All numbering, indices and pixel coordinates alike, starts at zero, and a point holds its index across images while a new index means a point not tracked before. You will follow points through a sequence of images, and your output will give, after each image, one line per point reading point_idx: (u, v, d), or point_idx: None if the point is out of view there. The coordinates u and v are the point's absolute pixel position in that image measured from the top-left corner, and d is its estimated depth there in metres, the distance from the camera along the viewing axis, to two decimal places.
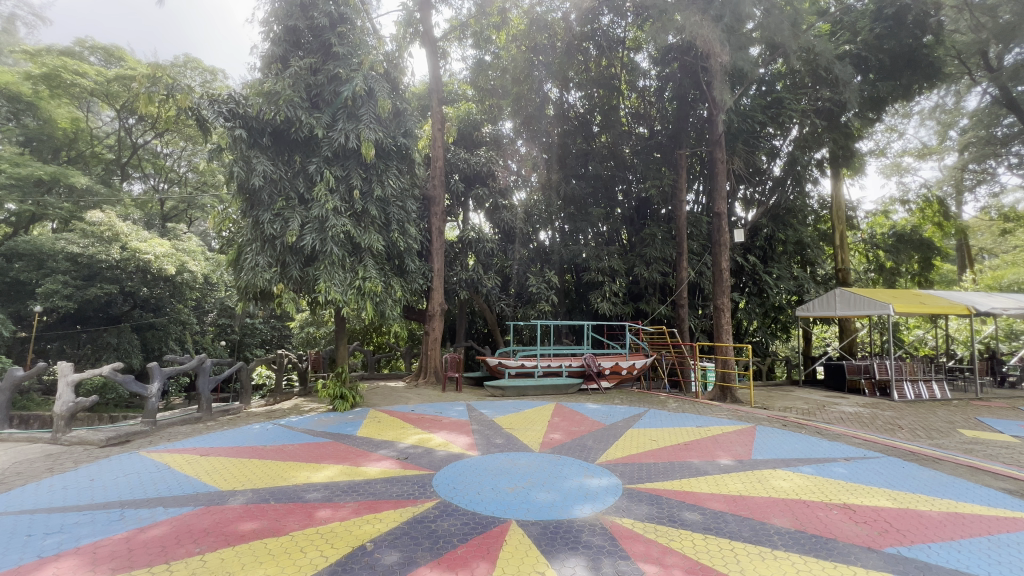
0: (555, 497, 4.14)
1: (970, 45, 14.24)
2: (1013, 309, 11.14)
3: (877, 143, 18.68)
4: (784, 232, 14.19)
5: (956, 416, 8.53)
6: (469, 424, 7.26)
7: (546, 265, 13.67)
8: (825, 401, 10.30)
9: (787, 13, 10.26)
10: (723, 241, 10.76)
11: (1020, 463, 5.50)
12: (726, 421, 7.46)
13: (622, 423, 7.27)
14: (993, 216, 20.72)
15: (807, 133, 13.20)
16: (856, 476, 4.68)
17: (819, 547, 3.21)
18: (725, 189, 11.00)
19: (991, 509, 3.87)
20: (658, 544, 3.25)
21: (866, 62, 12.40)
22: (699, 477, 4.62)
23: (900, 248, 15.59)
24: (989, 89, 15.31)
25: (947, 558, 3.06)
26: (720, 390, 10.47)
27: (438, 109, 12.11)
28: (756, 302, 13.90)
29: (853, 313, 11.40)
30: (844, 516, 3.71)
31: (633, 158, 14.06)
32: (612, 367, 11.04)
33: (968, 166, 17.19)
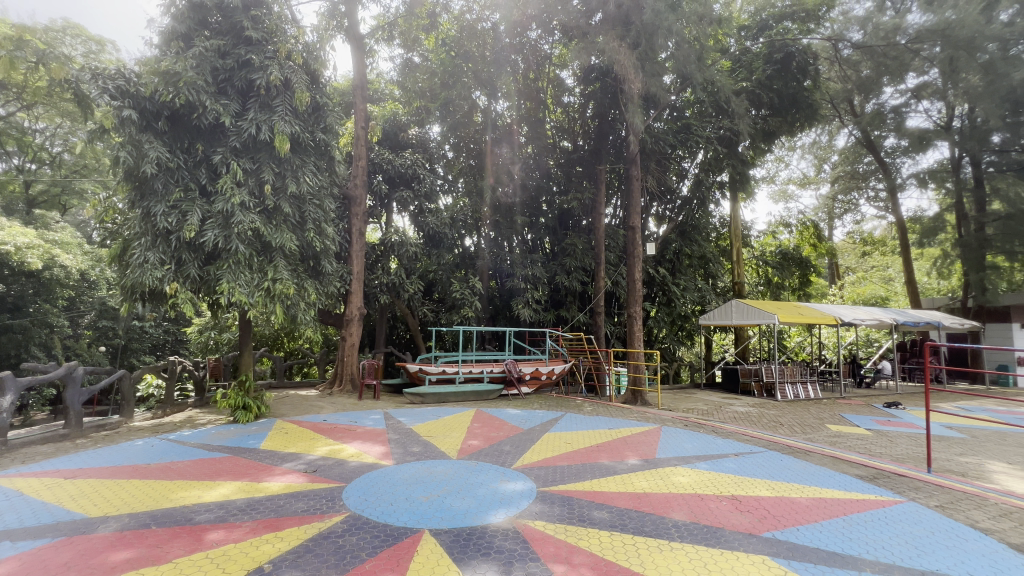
0: (471, 503, 4.14)
1: (840, 93, 16.57)
2: (869, 320, 13.06)
3: (768, 170, 21.08)
4: (690, 247, 15.46)
5: (825, 413, 9.78)
6: (385, 432, 7.03)
7: (470, 270, 13.69)
8: (721, 402, 11.31)
9: (696, 47, 11.18)
10: (636, 253, 11.46)
11: (872, 452, 6.45)
12: (636, 423, 7.93)
13: (539, 428, 7.43)
14: (856, 239, 24.21)
15: (711, 158, 14.48)
16: (743, 470, 5.19)
17: (708, 536, 3.52)
18: (639, 205, 11.75)
19: (848, 493, 4.49)
20: (567, 544, 3.37)
21: (760, 98, 13.97)
22: (608, 477, 4.86)
23: (785, 265, 17.65)
24: (854, 132, 17.93)
25: (811, 538, 3.49)
26: (631, 394, 11.09)
27: (363, 108, 11.73)
28: (664, 311, 14.92)
29: (746, 322, 12.64)
30: (732, 506, 4.10)
31: (556, 169, 14.57)
32: (532, 372, 11.27)
33: (838, 196, 19.92)
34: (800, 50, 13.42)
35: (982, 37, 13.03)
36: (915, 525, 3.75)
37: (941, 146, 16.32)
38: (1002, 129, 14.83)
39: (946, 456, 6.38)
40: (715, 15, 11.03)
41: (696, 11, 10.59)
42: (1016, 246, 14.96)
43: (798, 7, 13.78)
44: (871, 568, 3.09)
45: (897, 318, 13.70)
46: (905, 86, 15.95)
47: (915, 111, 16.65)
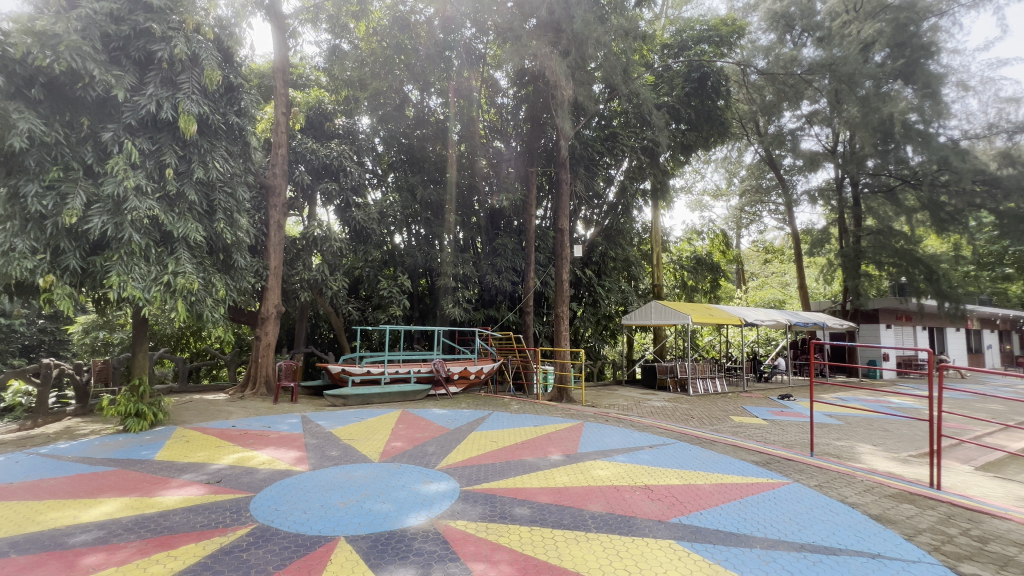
0: (390, 507, 4.03)
1: (748, 113, 18.17)
2: (767, 321, 14.50)
3: (686, 181, 22.67)
4: (615, 251, 16.19)
5: (730, 405, 10.70)
6: (301, 437, 6.64)
7: (400, 267, 13.36)
8: (641, 397, 11.99)
9: (622, 60, 11.75)
10: (564, 255, 11.79)
11: (766, 440, 7.14)
12: (560, 419, 8.16)
13: (465, 427, 7.42)
14: (759, 247, 26.80)
15: (635, 166, 15.35)
16: (656, 461, 5.53)
17: (622, 525, 3.70)
18: (568, 208, 12.12)
19: (745, 478, 4.94)
20: (488, 542, 3.39)
21: (679, 113, 15.05)
22: (531, 473, 4.96)
23: (698, 269, 19.13)
24: (758, 150, 19.83)
25: (712, 521, 3.79)
26: (558, 391, 11.40)
27: (284, 92, 11.00)
28: (590, 311, 15.54)
29: (664, 322, 13.45)
30: (645, 495, 4.35)
31: (489, 169, 14.58)
32: (461, 372, 11.22)
33: (744, 208, 21.89)
34: (713, 72, 14.62)
35: (859, 74, 14.78)
36: (798, 503, 4.21)
37: (829, 167, 18.46)
38: (874, 156, 17.09)
39: (825, 441, 7.22)
40: (639, 31, 11.65)
41: (622, 26, 11.14)
42: (884, 257, 17.26)
43: (714, 32, 14.83)
44: (760, 544, 3.41)
45: (791, 318, 15.29)
46: (801, 112, 17.87)
47: (808, 135, 18.72)
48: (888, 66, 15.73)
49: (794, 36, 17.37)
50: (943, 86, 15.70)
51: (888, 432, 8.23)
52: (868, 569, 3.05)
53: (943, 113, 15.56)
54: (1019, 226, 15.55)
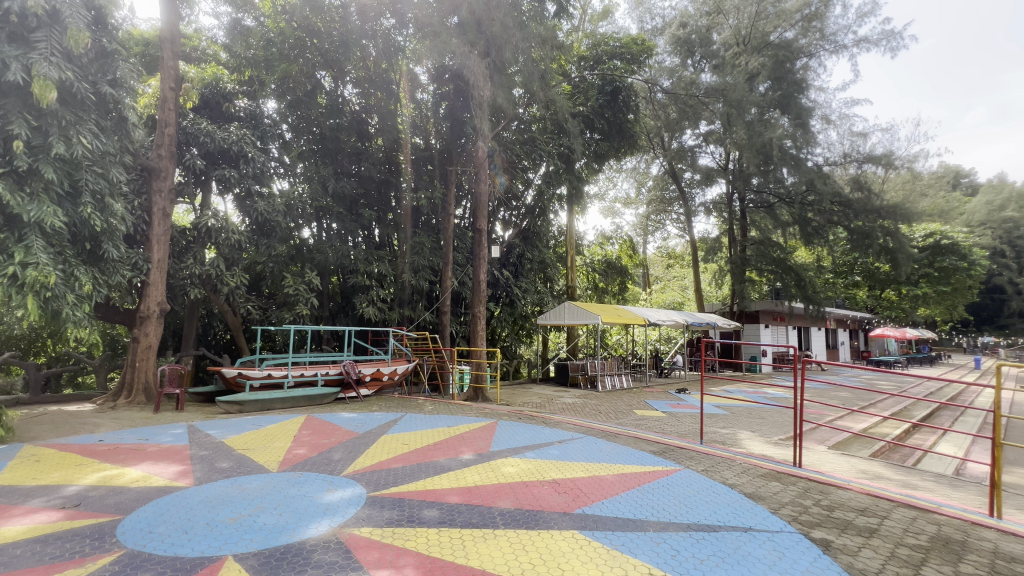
0: (288, 519, 3.77)
1: (654, 129, 19.52)
2: (667, 321, 15.71)
3: (600, 188, 23.90)
4: (531, 252, 16.60)
5: (634, 400, 11.44)
6: (186, 449, 5.98)
7: (308, 264, 12.56)
8: (553, 395, 12.40)
9: (541, 67, 12.11)
10: (482, 256, 11.83)
11: (664, 431, 7.73)
12: (474, 419, 8.18)
13: (375, 431, 7.15)
14: (663, 253, 29.04)
15: (551, 172, 15.88)
16: (563, 455, 5.75)
17: (528, 519, 3.80)
18: (486, 209, 12.20)
19: (643, 467, 5.32)
20: (393, 547, 3.29)
21: (593, 123, 15.85)
22: (442, 475, 4.92)
23: (608, 272, 20.28)
24: (663, 163, 21.47)
25: (612, 509, 4.03)
26: (473, 391, 11.42)
27: (172, 64, 9.82)
28: (507, 311, 15.83)
29: (576, 322, 14.04)
30: (552, 489, 4.51)
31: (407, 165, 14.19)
32: (373, 373, 10.78)
33: (650, 216, 23.58)
34: (624, 87, 15.58)
35: (746, 101, 16.56)
36: (687, 487, 4.61)
37: (721, 183, 20.51)
38: (757, 175, 19.33)
39: (713, 429, 7.99)
40: (557, 42, 12.05)
41: (540, 34, 11.48)
42: (764, 265, 19.55)
43: (625, 49, 15.64)
44: (653, 527, 3.69)
45: (688, 319, 16.71)
46: (699, 131, 19.68)
47: (704, 152, 20.65)
48: (769, 96, 17.80)
49: (694, 61, 19.03)
50: (811, 117, 18.17)
51: (763, 419, 9.30)
52: (741, 541, 3.43)
53: (810, 141, 18.00)
54: (865, 241, 18.42)
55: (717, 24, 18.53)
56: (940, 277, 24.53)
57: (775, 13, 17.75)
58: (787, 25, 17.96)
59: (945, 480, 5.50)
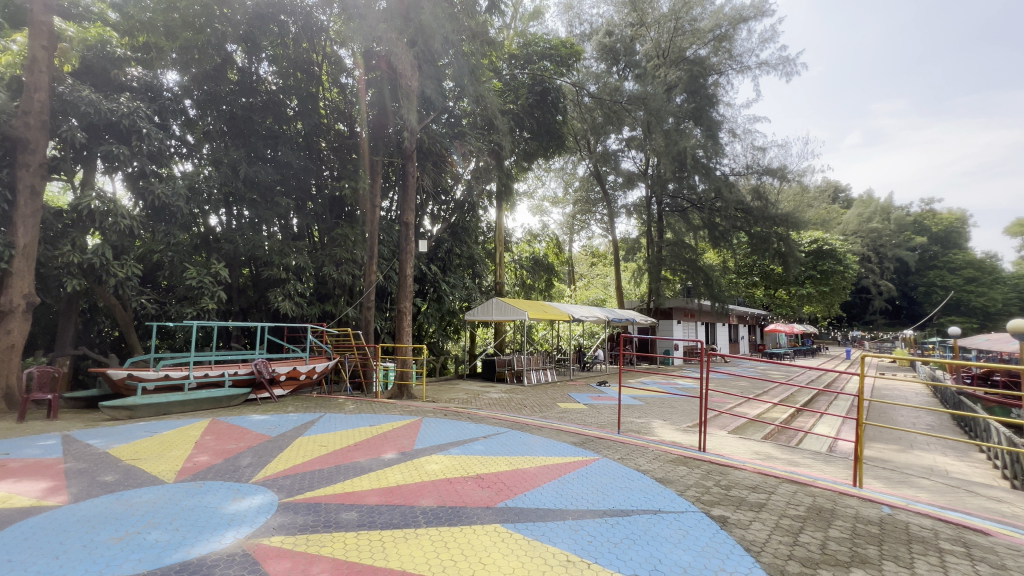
0: (185, 533, 3.44)
1: (581, 131, 20.17)
2: (590, 317, 16.35)
3: (528, 186, 24.30)
4: (460, 248, 16.48)
5: (558, 394, 11.79)
6: (60, 462, 5.24)
7: (214, 254, 11.47)
8: (480, 390, 12.43)
9: (471, 62, 12.10)
10: (409, 249, 11.55)
11: (584, 422, 8.06)
12: (398, 417, 7.99)
13: (289, 433, 6.73)
14: (588, 252, 30.19)
15: (481, 167, 15.92)
16: (488, 450, 5.80)
17: (451, 516, 3.78)
18: (414, 202, 11.90)
19: (564, 458, 5.51)
20: (306, 555, 3.13)
21: (523, 122, 16.06)
22: (362, 476, 4.75)
23: (535, 269, 20.68)
24: (588, 165, 22.28)
25: (533, 501, 4.14)
26: (398, 388, 11.16)
27: (46, 19, 8.49)
28: (434, 307, 15.60)
29: (503, 318, 14.18)
30: (475, 484, 4.53)
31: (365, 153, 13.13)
32: (288, 372, 10.12)
33: (576, 216, 24.41)
34: (553, 88, 15.94)
35: (665, 111, 17.63)
36: (604, 475, 4.85)
37: (641, 187, 21.70)
38: (673, 181, 20.75)
39: (629, 419, 8.47)
40: (488, 37, 12.09)
41: (471, 28, 11.44)
42: (677, 265, 21.05)
43: (554, 51, 15.95)
44: (572, 515, 3.83)
45: (609, 315, 17.50)
46: (622, 136, 20.66)
47: (626, 156, 21.73)
48: (685, 107, 19.08)
49: (619, 69, 19.93)
50: (719, 130, 19.79)
51: (674, 408, 10.02)
52: (651, 523, 3.68)
53: (719, 152, 19.63)
54: (762, 246, 20.40)
55: (640, 36, 19.52)
56: (820, 279, 28.40)
57: (691, 31, 19.06)
58: (701, 43, 19.40)
59: (821, 457, 6.28)
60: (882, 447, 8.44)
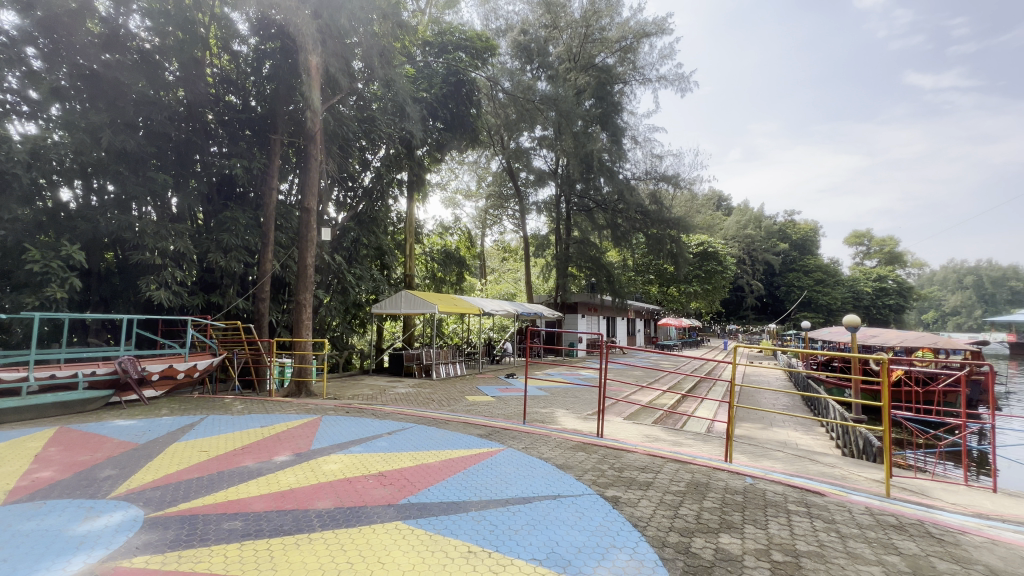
0: (14, 564, 2.90)
1: (495, 126, 20.30)
2: (500, 311, 16.58)
3: (441, 178, 23.96)
4: (367, 238, 15.78)
5: (467, 387, 11.83)
6: None
7: (67, 234, 9.77)
8: (386, 385, 12.04)
9: (381, 43, 11.62)
10: (310, 238, 10.81)
11: (491, 414, 8.18)
12: (294, 416, 7.47)
13: (162, 439, 5.97)
14: (500, 246, 30.63)
15: (391, 155, 15.35)
16: (392, 446, 5.65)
17: (349, 517, 3.63)
18: (317, 186, 11.13)
19: (469, 451, 5.54)
20: (177, 574, 2.80)
21: (436, 112, 15.78)
22: (249, 481, 4.36)
23: (446, 262, 20.51)
24: (501, 161, 22.55)
25: (437, 495, 4.11)
26: (296, 386, 10.40)
27: None
28: (338, 300, 14.79)
29: (412, 311, 13.85)
30: (376, 482, 4.39)
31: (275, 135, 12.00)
32: (163, 371, 8.93)
33: (489, 210, 24.60)
34: (468, 81, 15.85)
35: (575, 113, 18.39)
36: (508, 465, 4.97)
37: (551, 185, 22.46)
38: (580, 181, 21.78)
39: (534, 409, 8.77)
40: (401, 20, 11.69)
41: (382, 8, 11.00)
42: (583, 263, 22.18)
43: (469, 43, 15.84)
44: (475, 507, 3.87)
45: (519, 309, 17.90)
46: (535, 135, 21.18)
47: (538, 155, 22.33)
48: (593, 111, 20.07)
49: (532, 68, 20.36)
50: (623, 136, 21.15)
51: (576, 398, 10.55)
52: (550, 508, 3.85)
53: (622, 157, 20.99)
54: (657, 246, 22.13)
55: (553, 38, 20.10)
56: (705, 277, 31.60)
57: (600, 39, 20.10)
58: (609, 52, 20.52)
59: (699, 437, 7.03)
60: (748, 426, 9.67)
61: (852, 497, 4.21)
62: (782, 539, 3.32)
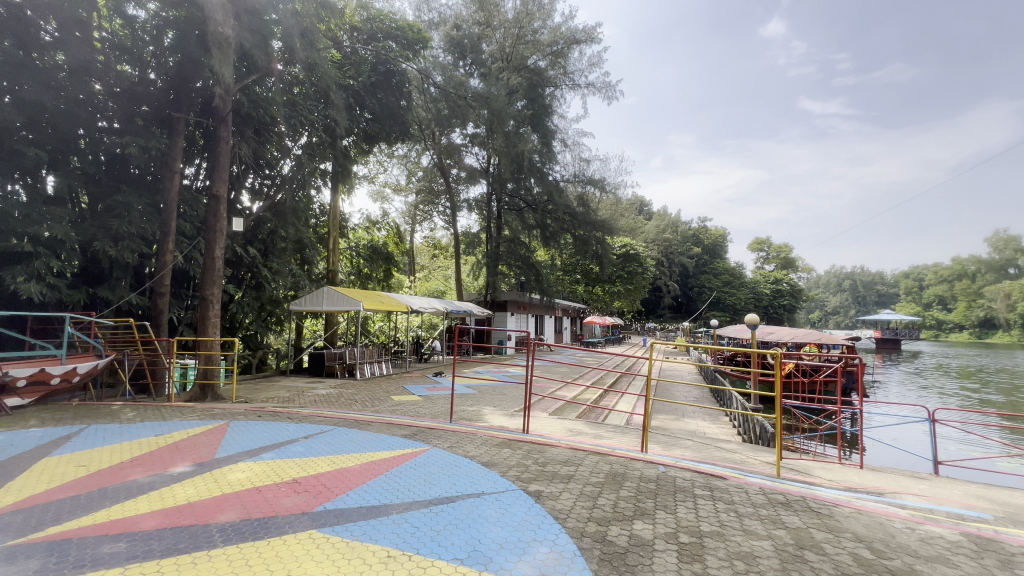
0: None
1: (426, 121, 19.93)
2: (429, 308, 16.27)
3: (369, 170, 23.13)
4: (285, 230, 14.82)
5: (393, 386, 11.49)
6: None
7: None
8: (305, 387, 11.35)
9: (304, 23, 10.95)
10: (219, 229, 9.96)
11: (417, 414, 7.99)
12: (196, 422, 6.81)
13: (29, 454, 5.17)
14: (430, 244, 30.21)
15: (314, 143, 14.24)
16: (309, 451, 5.33)
17: (257, 529, 3.37)
18: (228, 172, 10.23)
19: (392, 452, 5.38)
20: None
21: (364, 101, 15.20)
22: (139, 497, 3.91)
23: (373, 258, 19.83)
24: (432, 156, 22.22)
25: (356, 500, 3.94)
26: (200, 389, 9.49)
27: None
28: (252, 296, 13.82)
29: (335, 309, 13.19)
30: (289, 490, 4.12)
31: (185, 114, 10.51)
32: (31, 377, 7.69)
33: (419, 206, 24.19)
34: (398, 72, 15.40)
35: (507, 113, 18.53)
36: (432, 465, 4.89)
37: (482, 183, 22.52)
38: (511, 181, 22.03)
39: (461, 408, 8.73)
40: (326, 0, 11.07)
41: None
42: (513, 262, 22.49)
43: (400, 32, 15.39)
44: (396, 510, 3.76)
45: (448, 307, 17.69)
46: (467, 132, 21.03)
47: (470, 152, 22.27)
48: (524, 112, 20.36)
49: (465, 64, 20.20)
50: (553, 138, 21.67)
51: (504, 395, 10.63)
52: (474, 506, 3.83)
53: (552, 159, 21.52)
54: (584, 247, 22.83)
55: (486, 36, 20.11)
56: (627, 278, 33.30)
57: (532, 41, 20.44)
58: (540, 54, 20.93)
59: (618, 430, 7.38)
60: (663, 418, 10.31)
61: (749, 479, 4.63)
62: (689, 521, 3.57)
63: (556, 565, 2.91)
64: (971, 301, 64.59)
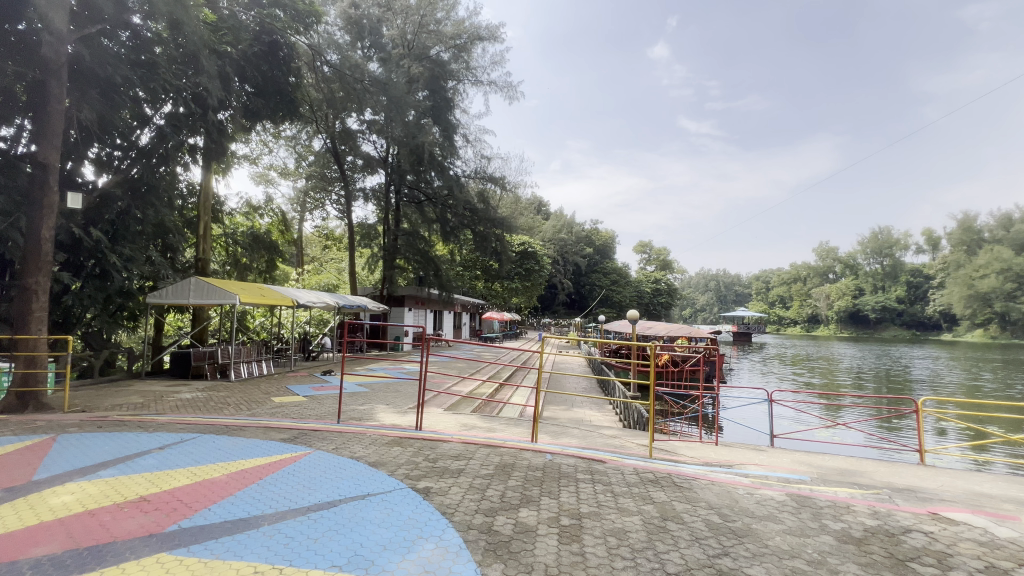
0: None
1: (319, 102, 18.63)
2: (318, 303, 15.13)
3: (251, 150, 20.96)
4: (142, 210, 12.66)
5: (273, 387, 10.53)
6: None
7: None
8: (165, 391, 9.91)
9: None
10: (49, 204, 8.22)
11: (299, 416, 7.40)
12: (8, 438, 5.56)
13: None
14: (322, 234, 28.29)
15: (179, 114, 12.49)
16: (163, 464, 4.67)
17: (87, 560, 2.85)
18: (62, 137, 8.46)
19: (267, 459, 4.91)
20: None
21: (245, 72, 13.71)
22: None
23: (253, 247, 17.95)
24: (325, 140, 20.80)
25: (219, 515, 3.53)
26: (19, 400, 7.76)
27: None
28: (94, 286, 11.55)
29: (205, 302, 11.70)
30: (134, 510, 3.56)
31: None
32: None
33: (309, 192, 22.64)
34: (285, 44, 14.09)
35: (408, 101, 17.87)
36: (313, 469, 4.57)
37: (380, 173, 21.84)
38: (411, 172, 21.68)
39: (350, 407, 8.28)
40: None
41: None
42: (412, 256, 22.23)
43: None
44: (268, 520, 3.44)
45: (340, 301, 16.47)
46: (364, 118, 19.99)
47: (367, 139, 21.24)
48: (424, 104, 20.00)
49: (363, 46, 18.97)
50: (455, 133, 21.53)
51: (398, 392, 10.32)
52: (357, 509, 3.65)
53: (453, 154, 21.36)
54: (483, 243, 22.72)
55: (386, 19, 19.32)
56: (525, 275, 34.48)
57: (435, 31, 20.14)
58: (443, 46, 20.68)
59: (511, 422, 7.56)
60: (554, 409, 10.80)
61: (625, 461, 5.03)
62: (570, 505, 3.77)
63: (441, 560, 2.89)
64: (802, 300, 77.65)
